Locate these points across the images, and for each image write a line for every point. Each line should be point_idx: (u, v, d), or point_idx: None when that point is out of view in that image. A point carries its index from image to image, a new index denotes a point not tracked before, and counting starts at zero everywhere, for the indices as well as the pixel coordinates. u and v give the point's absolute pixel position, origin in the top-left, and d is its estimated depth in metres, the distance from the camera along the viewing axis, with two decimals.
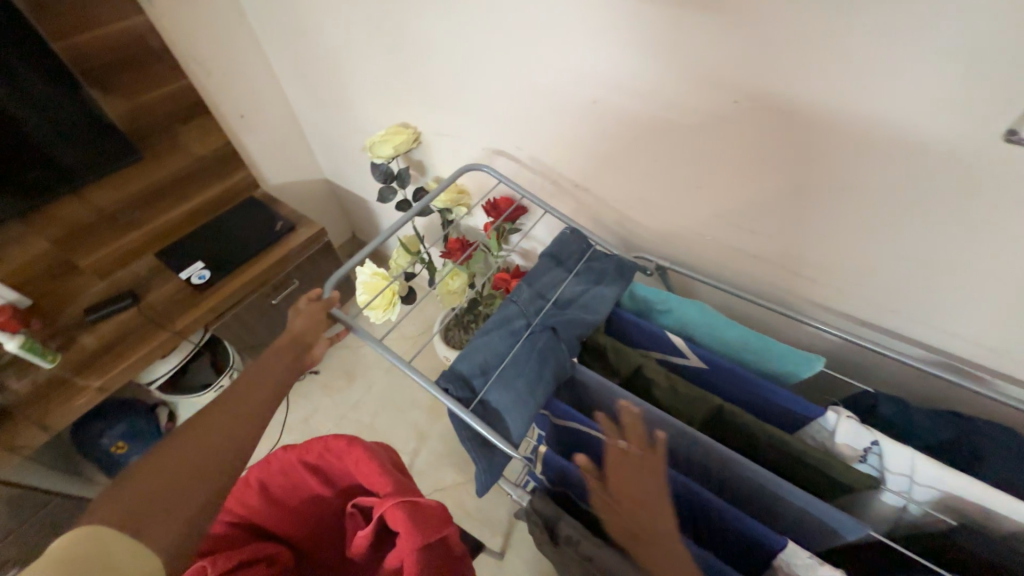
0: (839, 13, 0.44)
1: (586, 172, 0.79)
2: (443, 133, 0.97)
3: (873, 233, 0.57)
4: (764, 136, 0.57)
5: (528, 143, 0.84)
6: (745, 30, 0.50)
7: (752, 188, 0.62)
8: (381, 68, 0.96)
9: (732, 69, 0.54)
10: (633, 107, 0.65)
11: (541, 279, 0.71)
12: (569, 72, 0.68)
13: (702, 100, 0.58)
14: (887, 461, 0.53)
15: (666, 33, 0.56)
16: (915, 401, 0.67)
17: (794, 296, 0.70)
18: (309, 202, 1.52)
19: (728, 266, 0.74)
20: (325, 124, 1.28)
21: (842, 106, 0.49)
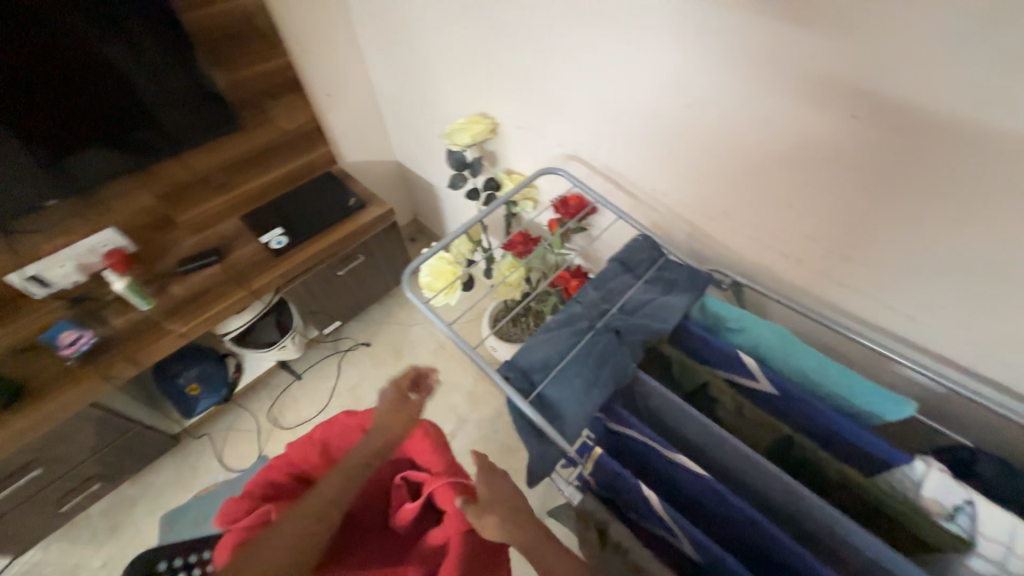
0: (998, 29, 0.40)
1: (666, 178, 0.77)
2: (520, 126, 0.98)
3: (998, 275, 0.51)
4: (880, 158, 0.52)
5: (607, 144, 0.83)
6: (877, 42, 0.46)
7: (855, 211, 0.58)
8: (468, 58, 0.97)
9: (853, 83, 0.50)
10: (732, 115, 0.62)
11: (608, 282, 0.70)
12: (665, 75, 0.65)
13: (812, 113, 0.54)
14: (982, 524, 0.48)
15: (782, 39, 0.52)
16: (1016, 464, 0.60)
17: (885, 332, 0.65)
18: (379, 182, 1.58)
19: (811, 290, 0.70)
20: (404, 109, 1.32)
21: (983, 132, 0.45)
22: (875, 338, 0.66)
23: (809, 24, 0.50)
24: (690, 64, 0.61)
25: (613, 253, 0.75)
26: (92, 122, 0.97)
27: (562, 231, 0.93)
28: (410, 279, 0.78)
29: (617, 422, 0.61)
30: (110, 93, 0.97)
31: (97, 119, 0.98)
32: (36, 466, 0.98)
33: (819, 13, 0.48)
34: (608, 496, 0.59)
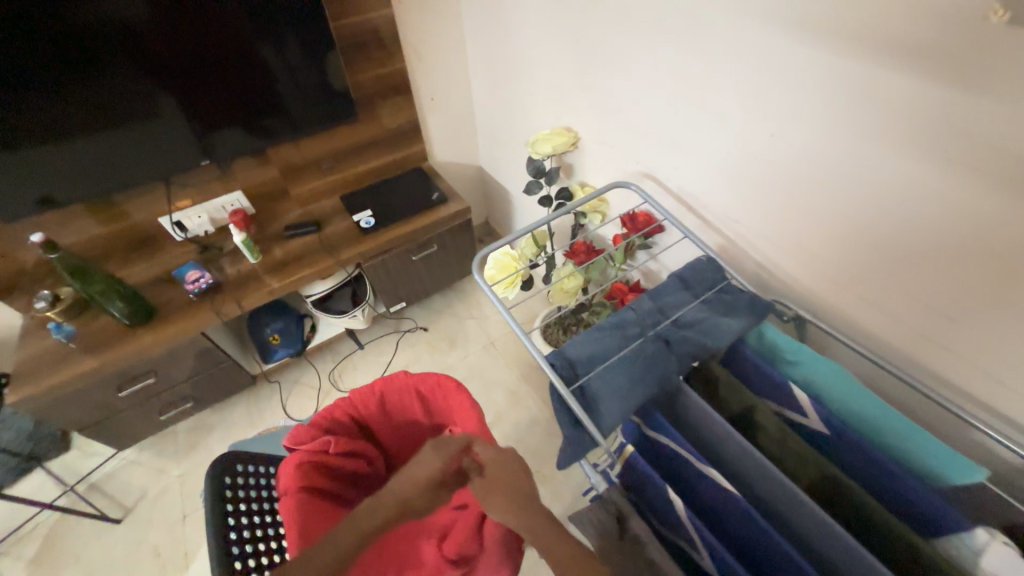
0: None
1: (741, 204, 0.78)
2: (602, 142, 1.03)
3: None
4: (975, 205, 0.50)
5: (685, 167, 0.85)
6: (981, 87, 0.46)
7: (942, 258, 0.55)
8: (564, 75, 1.05)
9: (951, 125, 0.49)
10: (817, 147, 0.62)
11: (666, 296, 0.72)
12: (754, 103, 0.67)
13: (903, 152, 0.54)
14: None
15: (878, 77, 0.53)
16: None
17: (964, 394, 0.60)
18: (460, 183, 1.71)
19: (882, 337, 0.67)
20: (495, 118, 1.43)
21: None
22: (950, 399, 0.62)
23: (912, 65, 0.50)
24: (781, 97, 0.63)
25: (675, 269, 0.76)
26: (233, 105, 1.13)
27: (626, 245, 0.96)
28: (479, 265, 0.85)
29: (655, 428, 0.62)
30: (255, 83, 1.13)
31: (242, 105, 1.14)
32: (150, 376, 1.17)
33: (921, 54, 0.49)
34: (634, 498, 0.60)
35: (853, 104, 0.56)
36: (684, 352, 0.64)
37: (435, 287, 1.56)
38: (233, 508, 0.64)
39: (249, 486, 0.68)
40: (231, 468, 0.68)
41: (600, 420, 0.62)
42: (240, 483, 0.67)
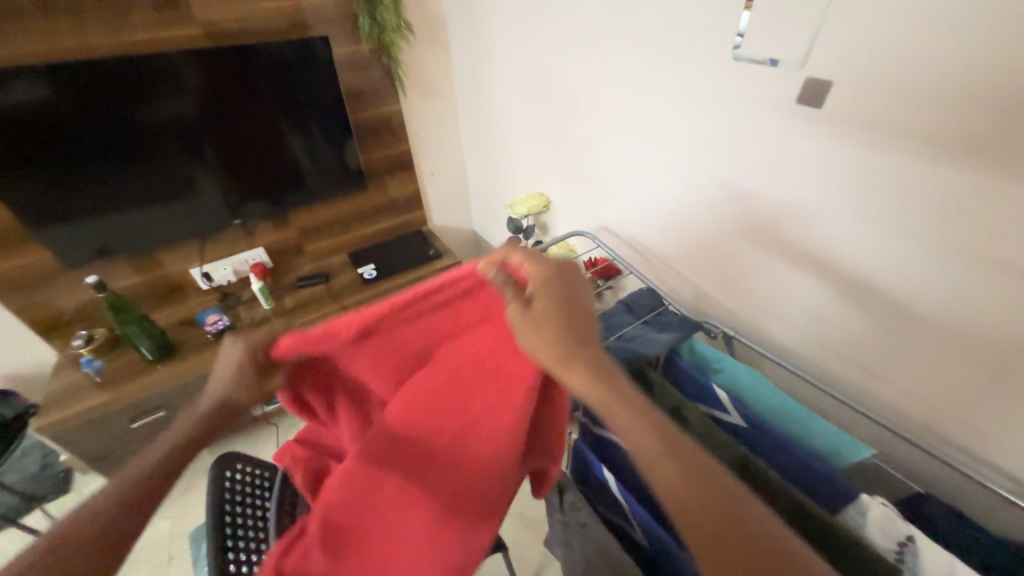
0: (883, 140, 0.56)
1: (676, 245, 0.94)
2: (569, 202, 1.24)
3: (941, 336, 0.59)
4: (827, 232, 0.66)
5: (632, 217, 1.03)
6: (810, 146, 0.63)
7: (818, 274, 0.69)
8: (538, 151, 1.29)
9: (798, 175, 0.66)
10: (719, 195, 0.80)
11: (611, 318, 0.86)
12: (672, 165, 0.87)
13: (771, 195, 0.71)
14: (924, 562, 0.52)
15: (747, 143, 0.71)
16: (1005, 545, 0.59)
17: (861, 393, 0.71)
18: (456, 244, 1.92)
19: (795, 349, 0.79)
20: (486, 189, 1.68)
21: (892, 213, 0.58)
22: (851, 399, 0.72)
23: (765, 134, 0.68)
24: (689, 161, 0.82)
25: (621, 297, 0.91)
26: (264, 177, 1.36)
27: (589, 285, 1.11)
28: None
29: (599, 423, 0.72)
30: (283, 162, 1.37)
31: (270, 179, 1.37)
32: (162, 410, 1.26)
33: (768, 127, 0.67)
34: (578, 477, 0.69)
35: (728, 162, 0.75)
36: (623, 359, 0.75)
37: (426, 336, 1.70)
38: (229, 500, 0.72)
39: (246, 483, 0.77)
40: (230, 467, 0.77)
41: None
42: (239, 479, 0.76)
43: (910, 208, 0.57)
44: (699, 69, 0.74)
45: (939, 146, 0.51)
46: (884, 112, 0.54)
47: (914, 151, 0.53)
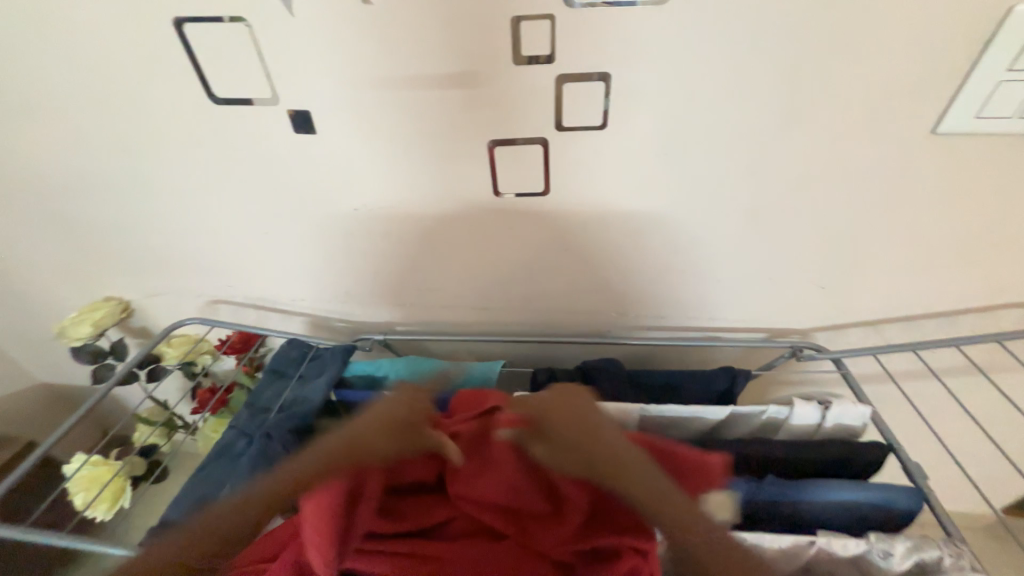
0: (369, 151, 0.70)
1: (296, 286, 0.92)
2: (150, 294, 0.99)
3: (485, 262, 0.82)
4: (388, 228, 0.79)
5: (237, 279, 0.93)
6: (329, 168, 0.73)
7: (406, 260, 0.83)
8: (65, 253, 0.93)
9: (338, 193, 0.76)
10: (296, 227, 0.82)
11: (263, 395, 0.77)
12: (228, 216, 0.82)
13: (333, 214, 0.79)
14: (743, 409, 0.68)
15: (276, 181, 0.76)
16: (597, 356, 0.91)
17: (480, 326, 0.92)
18: (22, 418, 1.25)
19: (433, 320, 0.93)
20: (13, 328, 1.11)
21: (411, 198, 0.75)
22: (489, 329, 0.92)
23: (286, 168, 0.74)
24: (238, 206, 0.80)
25: (267, 366, 0.83)
26: None
27: (242, 368, 0.97)
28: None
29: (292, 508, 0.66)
30: None
31: None
32: None
33: (285, 160, 0.73)
34: None
35: (285, 201, 0.78)
36: (290, 429, 0.69)
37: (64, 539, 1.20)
38: None
39: None
40: None
41: None
42: None
43: (607, 132, 0.64)
44: (191, 119, 0.70)
45: (404, 143, 0.69)
46: (350, 128, 0.68)
47: (394, 149, 0.69)
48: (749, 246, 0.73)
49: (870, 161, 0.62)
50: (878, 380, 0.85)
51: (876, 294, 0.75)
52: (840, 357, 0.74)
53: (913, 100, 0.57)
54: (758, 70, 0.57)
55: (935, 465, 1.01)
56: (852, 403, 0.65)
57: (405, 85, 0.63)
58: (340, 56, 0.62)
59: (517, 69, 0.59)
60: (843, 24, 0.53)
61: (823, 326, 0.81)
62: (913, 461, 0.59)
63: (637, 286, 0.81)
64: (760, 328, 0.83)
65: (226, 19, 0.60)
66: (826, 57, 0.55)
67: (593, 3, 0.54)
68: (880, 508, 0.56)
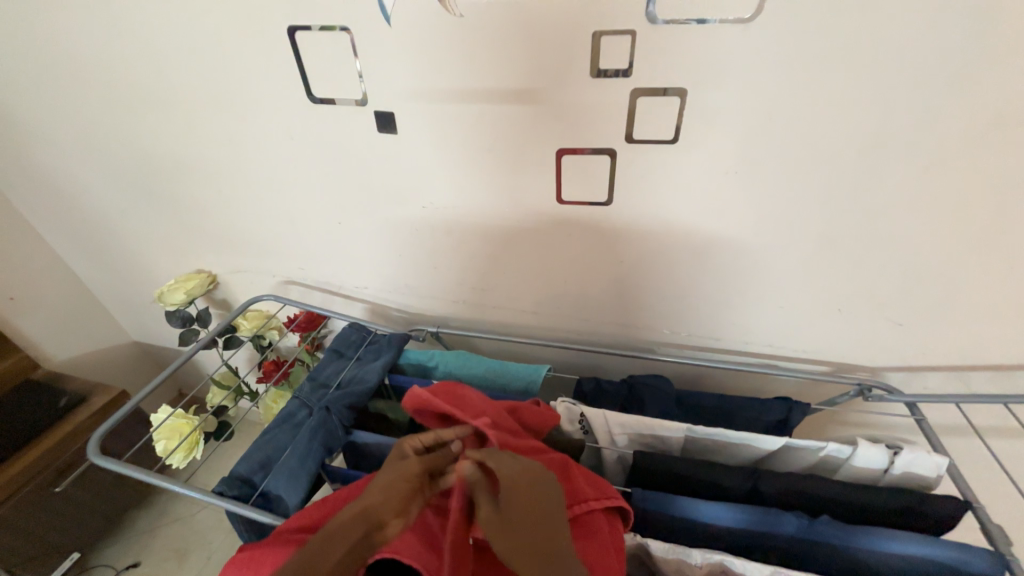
0: (441, 154, 0.75)
1: (361, 275, 0.99)
2: (234, 271, 1.10)
3: (539, 266, 0.83)
4: (450, 228, 0.83)
5: (310, 264, 1.01)
6: (404, 167, 0.78)
7: (464, 260, 0.87)
8: (171, 228, 1.06)
9: (408, 192, 0.81)
10: (366, 220, 0.88)
11: (324, 371, 0.83)
12: (308, 205, 0.90)
13: (402, 211, 0.84)
14: (798, 442, 0.64)
15: (355, 178, 0.83)
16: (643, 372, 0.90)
17: (528, 329, 0.94)
18: (117, 369, 1.42)
19: (483, 319, 0.96)
20: (121, 289, 1.27)
21: (475, 202, 0.78)
22: (536, 334, 0.93)
23: (365, 166, 0.80)
24: (319, 197, 0.88)
25: (329, 346, 0.89)
26: None
27: (305, 346, 1.05)
28: (103, 439, 0.75)
29: (344, 479, 0.71)
30: None
31: None
32: None
33: (365, 158, 0.79)
34: None
35: (360, 195, 0.85)
36: (346, 405, 0.74)
37: (140, 481, 1.35)
38: None
39: None
40: None
41: (287, 508, 0.66)
42: None
43: (676, 147, 0.64)
44: (290, 117, 0.78)
45: (474, 148, 0.72)
46: (427, 130, 0.73)
47: (465, 153, 0.73)
48: (817, 273, 0.70)
49: (966, 193, 0.58)
50: (956, 433, 0.78)
51: (961, 338, 0.69)
52: (914, 402, 0.68)
53: (1020, 130, 0.52)
54: (844, 92, 0.55)
55: (1021, 539, 0.90)
56: (926, 452, 0.60)
57: (483, 93, 0.67)
58: (426, 64, 0.66)
59: (594, 81, 0.61)
60: (945, 47, 0.50)
61: (895, 367, 0.75)
62: (993, 524, 0.54)
63: (693, 305, 0.79)
64: (823, 361, 0.79)
65: (321, 28, 0.67)
66: (923, 80, 0.52)
67: (674, 20, 0.55)
68: (951, 569, 0.52)
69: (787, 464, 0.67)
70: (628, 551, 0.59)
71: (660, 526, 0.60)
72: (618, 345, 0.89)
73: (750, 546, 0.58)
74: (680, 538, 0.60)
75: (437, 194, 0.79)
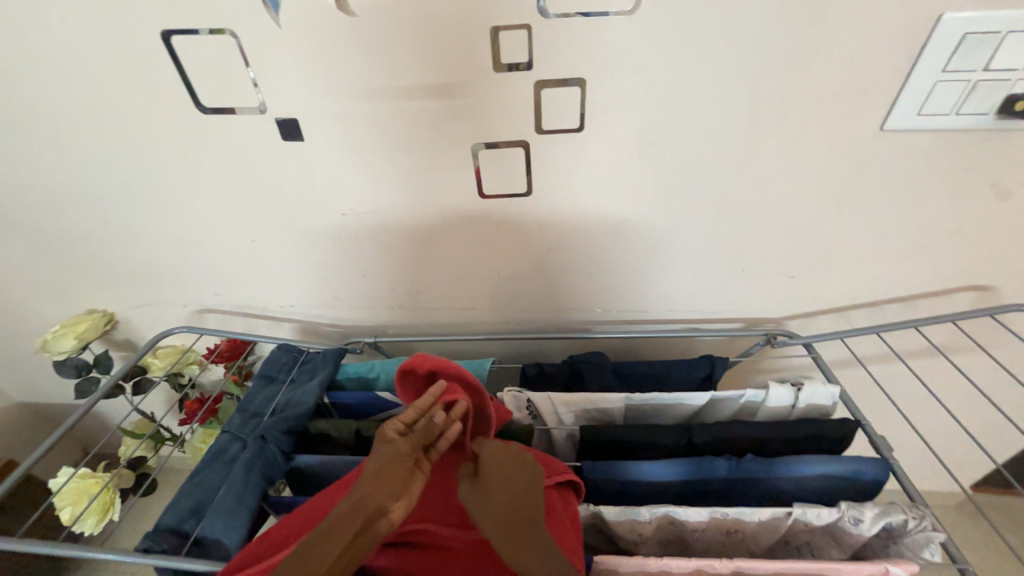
0: (355, 158, 0.72)
1: (285, 293, 0.93)
2: (136, 306, 0.99)
3: (471, 262, 0.83)
4: (375, 232, 0.81)
5: (225, 287, 0.93)
6: (316, 175, 0.75)
7: (394, 264, 0.85)
8: (48, 266, 0.93)
9: (325, 200, 0.78)
10: (282, 233, 0.83)
11: (255, 399, 0.77)
12: (214, 225, 0.83)
13: (321, 220, 0.80)
14: (722, 394, 0.71)
15: (264, 190, 0.78)
16: (583, 351, 0.94)
17: (469, 326, 0.94)
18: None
19: (423, 322, 0.95)
20: None
21: (397, 203, 0.77)
22: (477, 329, 0.94)
23: (273, 177, 0.76)
24: (225, 214, 0.81)
25: (258, 372, 0.83)
26: None
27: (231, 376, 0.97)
28: None
29: (291, 508, 0.66)
30: None
31: None
32: None
33: (272, 168, 0.75)
34: None
35: (272, 208, 0.80)
36: (284, 430, 0.70)
37: (45, 560, 1.17)
38: None
39: None
40: None
41: (228, 551, 0.61)
42: None
43: (584, 135, 0.67)
44: (179, 129, 0.72)
45: (388, 149, 0.71)
46: (336, 134, 0.70)
47: (380, 154, 0.71)
48: (722, 238, 0.76)
49: (828, 156, 0.67)
50: (847, 365, 0.90)
51: (840, 283, 0.80)
52: (811, 343, 0.78)
53: (860, 99, 0.61)
54: (721, 75, 0.61)
55: (907, 445, 1.06)
56: (822, 384, 0.69)
57: (390, 92, 0.65)
58: (327, 65, 0.64)
59: (499, 75, 0.62)
60: (795, 31, 0.57)
61: (793, 314, 0.85)
62: (878, 435, 0.63)
63: (620, 282, 0.84)
64: (736, 318, 0.87)
65: (203, 32, 0.62)
66: (781, 61, 0.59)
67: (566, 13, 0.57)
68: (850, 479, 0.60)
69: (715, 415, 0.74)
70: (586, 520, 0.62)
71: (610, 491, 0.64)
72: (557, 329, 0.93)
73: (692, 493, 0.63)
74: (629, 498, 0.63)
75: (356, 199, 0.77)
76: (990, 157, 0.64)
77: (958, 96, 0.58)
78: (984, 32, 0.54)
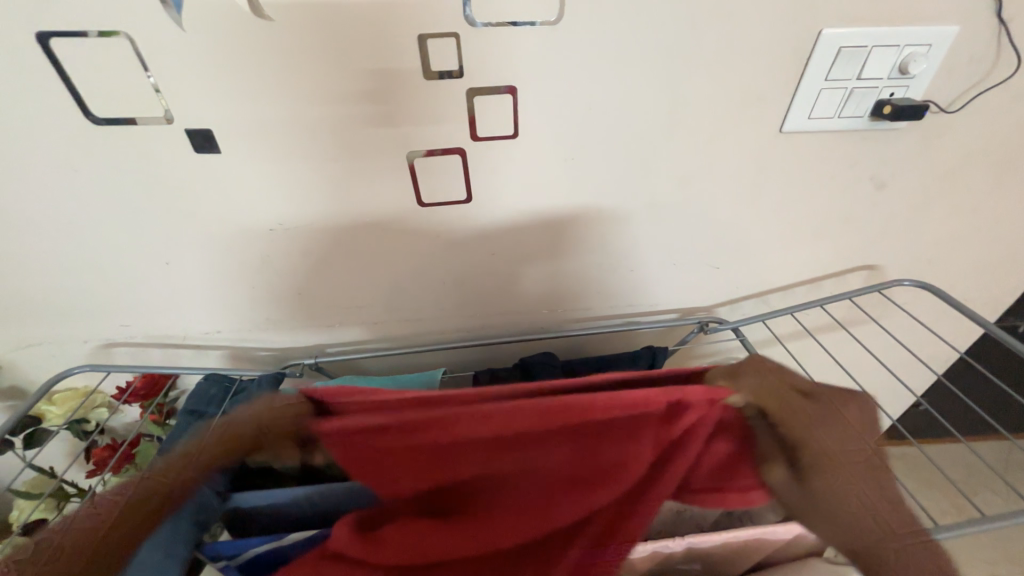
0: (282, 170, 0.68)
1: (210, 318, 0.85)
2: (21, 347, 0.86)
3: (416, 271, 0.82)
4: (309, 247, 0.77)
5: (136, 317, 0.84)
6: (239, 189, 0.70)
7: (333, 279, 0.81)
8: None
9: (251, 215, 0.72)
10: (202, 254, 0.76)
11: (180, 438, 0.70)
12: (118, 248, 0.74)
13: (248, 237, 0.75)
14: None
15: (177, 208, 0.71)
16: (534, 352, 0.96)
17: (417, 337, 0.92)
18: None
19: (368, 337, 0.91)
20: None
21: (332, 215, 0.73)
22: (427, 340, 0.92)
23: (188, 193, 0.69)
24: (131, 236, 0.73)
25: (182, 409, 0.75)
26: None
27: (149, 415, 0.87)
28: None
29: (235, 551, 0.61)
30: None
31: None
32: None
33: (187, 184, 0.68)
34: None
35: (189, 226, 0.73)
36: (217, 469, 0.65)
37: None
38: None
39: None
40: None
41: None
42: None
43: (520, 141, 0.68)
44: (65, 143, 0.63)
45: (318, 161, 0.68)
46: (258, 145, 0.66)
47: (309, 165, 0.68)
48: (655, 235, 0.81)
49: (741, 156, 0.73)
50: (768, 344, 0.99)
51: (757, 270, 0.88)
52: (737, 327, 0.85)
53: (762, 106, 0.68)
54: (643, 83, 0.65)
55: None
56: None
57: (316, 100, 0.62)
58: (241, 72, 0.60)
59: (429, 83, 0.62)
60: (703, 44, 0.62)
61: (721, 302, 0.93)
62: None
63: (564, 282, 0.86)
64: (672, 309, 0.93)
65: (90, 34, 0.55)
66: (694, 71, 0.64)
67: (492, 23, 0.58)
68: None
69: None
70: None
71: None
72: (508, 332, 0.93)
73: None
74: None
75: (286, 213, 0.73)
76: (868, 154, 0.74)
77: (839, 101, 0.67)
78: (855, 46, 0.62)
